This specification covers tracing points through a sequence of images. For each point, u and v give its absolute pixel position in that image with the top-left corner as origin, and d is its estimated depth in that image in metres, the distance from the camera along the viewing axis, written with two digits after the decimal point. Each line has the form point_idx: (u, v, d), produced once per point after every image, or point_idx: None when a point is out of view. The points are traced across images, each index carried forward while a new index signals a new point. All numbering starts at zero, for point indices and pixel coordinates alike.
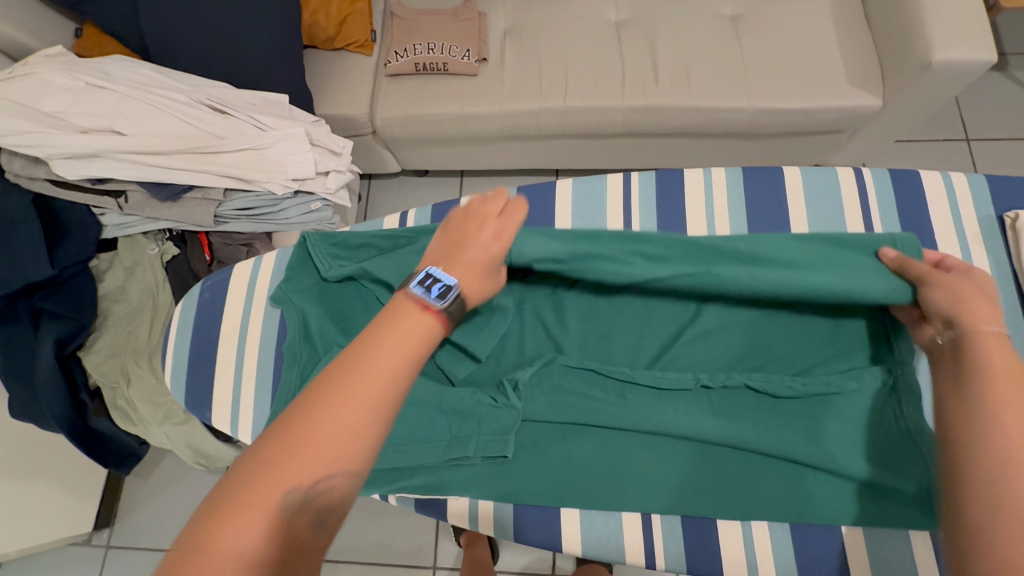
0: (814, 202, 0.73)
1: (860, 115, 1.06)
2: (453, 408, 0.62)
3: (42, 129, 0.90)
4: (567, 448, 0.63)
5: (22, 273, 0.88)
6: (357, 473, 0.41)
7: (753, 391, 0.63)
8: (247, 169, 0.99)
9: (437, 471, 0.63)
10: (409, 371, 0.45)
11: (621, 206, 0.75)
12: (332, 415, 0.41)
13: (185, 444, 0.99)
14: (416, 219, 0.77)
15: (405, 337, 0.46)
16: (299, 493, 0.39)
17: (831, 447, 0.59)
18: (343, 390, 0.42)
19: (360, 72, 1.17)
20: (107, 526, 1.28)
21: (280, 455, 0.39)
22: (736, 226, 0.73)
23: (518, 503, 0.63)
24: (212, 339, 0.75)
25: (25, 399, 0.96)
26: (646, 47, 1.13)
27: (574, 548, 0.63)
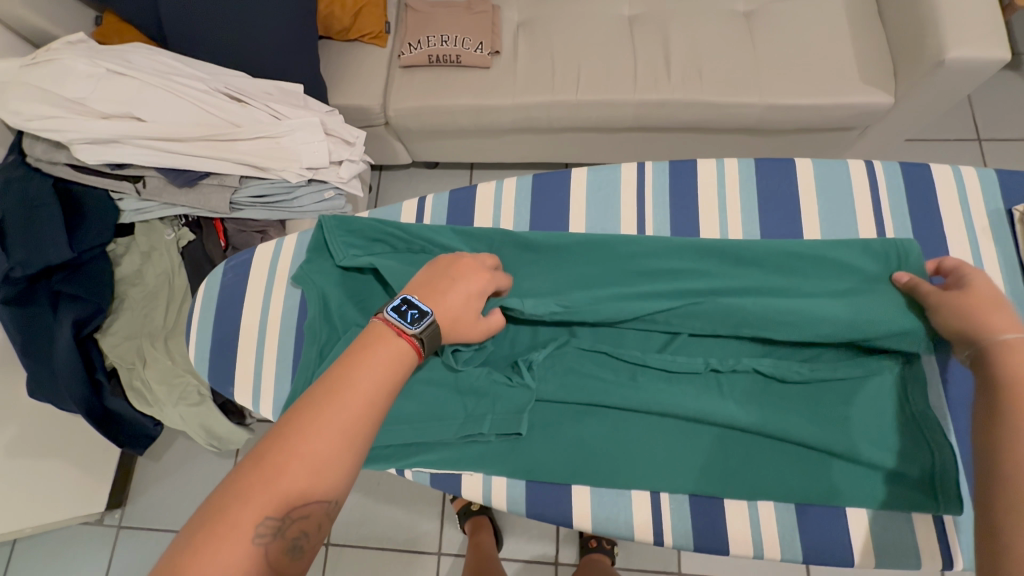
0: (825, 195, 0.74)
1: (871, 112, 1.06)
2: (469, 388, 0.63)
3: (64, 114, 0.93)
4: (579, 428, 0.64)
5: (43, 257, 0.90)
6: (334, 500, 0.43)
7: (762, 375, 0.64)
8: (263, 156, 1.01)
9: (450, 447, 0.64)
10: (384, 400, 0.47)
11: (634, 197, 0.76)
12: (307, 450, 0.43)
13: (199, 426, 1.02)
14: (432, 205, 0.79)
15: (381, 363, 0.49)
16: (275, 526, 0.41)
17: (836, 432, 0.60)
18: (319, 423, 0.44)
19: (374, 64, 1.18)
20: (119, 505, 1.31)
21: (255, 491, 0.41)
22: (749, 217, 0.73)
23: (530, 480, 0.65)
24: (229, 321, 0.77)
25: (44, 379, 0.98)
26: (658, 42, 1.14)
27: (584, 523, 0.64)
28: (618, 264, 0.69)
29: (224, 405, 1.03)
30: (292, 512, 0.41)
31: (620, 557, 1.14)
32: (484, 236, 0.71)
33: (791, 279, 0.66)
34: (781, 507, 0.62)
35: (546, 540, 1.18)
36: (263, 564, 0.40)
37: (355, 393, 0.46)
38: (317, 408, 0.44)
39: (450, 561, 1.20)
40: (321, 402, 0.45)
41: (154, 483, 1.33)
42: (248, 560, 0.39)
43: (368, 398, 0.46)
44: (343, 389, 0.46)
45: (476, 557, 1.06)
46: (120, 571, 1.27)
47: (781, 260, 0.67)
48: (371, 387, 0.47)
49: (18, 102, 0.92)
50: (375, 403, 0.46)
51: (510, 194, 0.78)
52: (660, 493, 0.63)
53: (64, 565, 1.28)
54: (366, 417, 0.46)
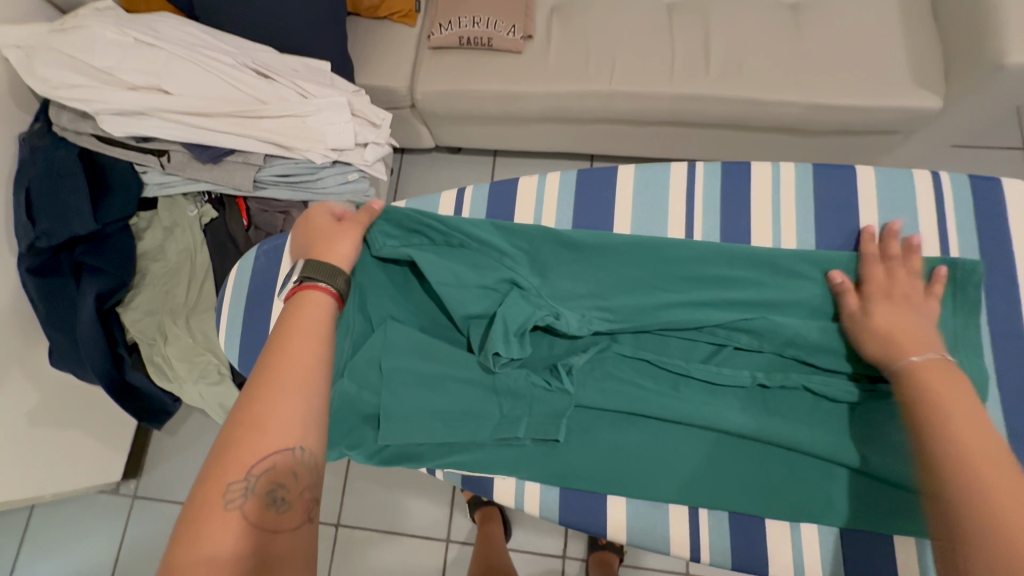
0: (886, 205, 0.70)
1: (918, 116, 1.02)
2: (506, 389, 0.63)
3: (92, 84, 0.91)
4: (617, 436, 0.64)
5: (68, 228, 0.90)
6: (295, 446, 0.46)
7: (811, 393, 0.63)
8: (288, 135, 0.99)
9: (485, 449, 0.64)
10: (317, 354, 0.51)
11: (684, 199, 0.73)
12: (254, 413, 0.46)
13: (217, 406, 1.00)
14: (471, 197, 0.77)
15: (304, 325, 0.53)
16: (245, 485, 0.44)
17: (890, 458, 0.58)
18: (259, 388, 0.47)
19: (403, 44, 1.15)
20: (135, 476, 1.33)
21: (219, 462, 0.44)
22: (804, 226, 0.71)
23: (565, 486, 0.64)
24: (253, 305, 0.76)
25: (66, 349, 0.99)
26: (698, 34, 1.09)
27: (619, 534, 0.64)
28: (663, 268, 0.67)
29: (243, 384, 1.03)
30: (255, 470, 0.44)
31: (629, 555, 1.14)
32: (526, 232, 0.67)
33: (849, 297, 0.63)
34: (825, 531, 0.61)
35: (554, 534, 1.18)
36: (247, 521, 0.42)
37: (288, 354, 0.50)
38: (255, 379, 0.48)
39: (457, 549, 1.20)
40: (260, 374, 0.49)
41: (168, 456, 1.35)
42: (232, 522, 0.42)
43: (303, 354, 0.51)
44: (278, 355, 0.50)
45: (486, 548, 1.06)
46: (134, 539, 1.29)
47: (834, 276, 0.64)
48: (305, 344, 0.51)
49: (45, 69, 0.90)
50: (307, 356, 0.51)
51: (553, 187, 0.76)
52: (700, 510, 0.63)
53: (81, 530, 1.31)
54: (300, 368, 0.49)
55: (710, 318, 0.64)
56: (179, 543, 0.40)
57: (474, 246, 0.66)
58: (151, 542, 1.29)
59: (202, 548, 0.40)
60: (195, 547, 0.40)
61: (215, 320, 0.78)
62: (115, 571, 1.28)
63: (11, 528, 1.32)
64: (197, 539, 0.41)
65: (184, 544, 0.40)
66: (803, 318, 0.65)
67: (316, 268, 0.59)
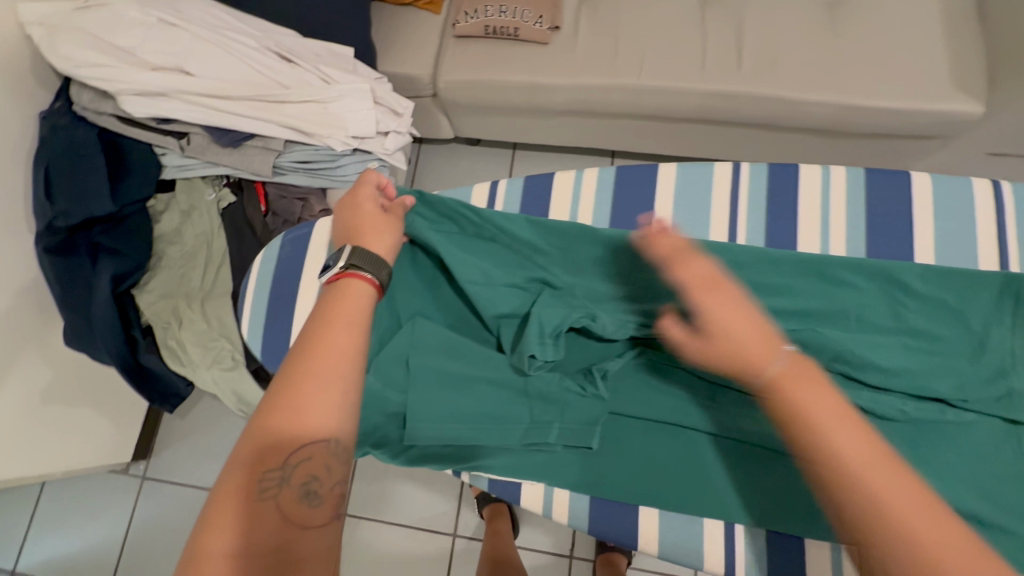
0: (942, 214, 0.68)
1: (957, 121, 0.99)
2: (537, 392, 0.62)
3: (114, 63, 0.90)
4: (649, 444, 0.64)
5: (86, 208, 0.89)
6: (329, 440, 0.44)
7: (860, 410, 0.60)
8: (309, 121, 0.97)
9: (516, 454, 0.63)
10: (357, 346, 0.48)
11: (727, 204, 0.71)
12: (289, 404, 0.44)
13: (230, 391, 0.99)
14: (504, 190, 0.75)
15: (345, 314, 0.50)
16: (280, 475, 0.43)
17: (936, 478, 0.57)
18: (295, 378, 0.45)
19: (427, 31, 1.13)
20: (144, 457, 1.33)
21: (253, 450, 0.43)
22: (854, 235, 0.68)
23: (596, 494, 0.63)
24: (275, 292, 0.75)
25: (80, 328, 0.98)
26: (732, 29, 1.06)
27: (651, 547, 0.62)
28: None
29: (256, 372, 1.00)
30: (290, 460, 0.44)
31: (637, 558, 1.13)
32: (561, 230, 0.64)
33: (897, 309, 0.61)
34: None
35: (562, 533, 1.17)
36: (281, 512, 0.43)
37: (327, 344, 0.47)
38: (291, 366, 0.46)
39: (464, 543, 1.20)
40: (297, 361, 0.46)
41: (178, 439, 1.35)
42: (264, 511, 0.42)
43: (342, 344, 0.48)
44: (317, 343, 0.47)
45: (494, 544, 1.05)
46: (142, 521, 1.30)
47: (882, 288, 0.61)
48: (344, 335, 0.48)
49: (67, 47, 0.89)
50: (346, 347, 0.48)
51: (590, 185, 0.74)
52: (734, 527, 0.62)
53: (89, 508, 1.31)
54: (339, 361, 0.47)
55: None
56: (213, 527, 0.41)
57: (507, 241, 0.64)
58: (159, 524, 1.29)
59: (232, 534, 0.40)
60: (226, 532, 0.40)
61: (239, 305, 0.77)
62: (123, 550, 1.28)
63: (22, 504, 1.33)
64: (231, 524, 0.41)
65: (215, 528, 0.40)
66: (852, 332, 0.61)
67: (361, 255, 0.56)
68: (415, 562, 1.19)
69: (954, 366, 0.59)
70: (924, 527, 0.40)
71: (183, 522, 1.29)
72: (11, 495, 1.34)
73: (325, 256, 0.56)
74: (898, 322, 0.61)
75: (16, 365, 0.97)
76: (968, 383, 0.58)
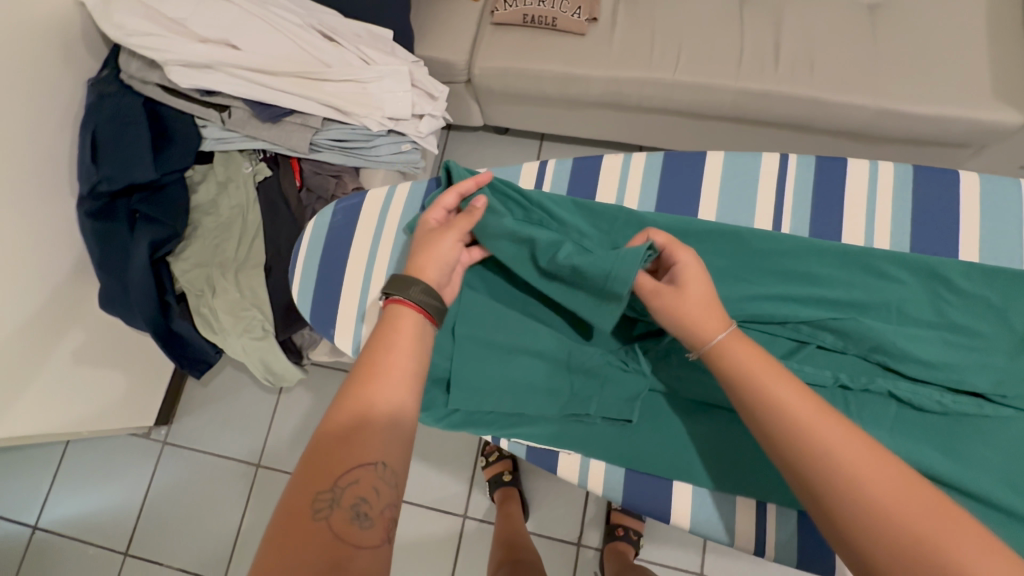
0: (985, 218, 0.67)
1: (995, 130, 0.98)
2: (580, 366, 0.65)
3: (163, 33, 0.92)
4: (686, 424, 0.64)
5: (128, 174, 0.92)
6: (377, 461, 0.45)
7: (897, 400, 0.60)
8: (347, 100, 0.99)
9: (556, 424, 0.66)
10: (407, 373, 0.51)
11: (773, 197, 0.71)
12: (343, 426, 0.46)
13: (259, 360, 1.03)
14: (554, 170, 0.76)
15: (400, 343, 0.52)
16: (332, 496, 0.43)
17: (977, 473, 0.56)
18: (349, 402, 0.48)
19: (465, 17, 1.14)
20: (165, 423, 1.37)
21: (309, 472, 0.44)
22: (898, 233, 0.68)
23: (631, 469, 0.65)
24: (322, 261, 0.77)
25: (115, 293, 1.01)
26: (770, 28, 1.06)
27: (682, 521, 0.64)
28: (750, 261, 0.66)
29: (284, 342, 1.04)
30: (340, 481, 0.44)
31: (644, 549, 1.14)
32: (607, 214, 0.69)
33: (939, 305, 0.62)
34: None
35: (571, 521, 1.19)
36: (333, 534, 0.41)
37: (383, 372, 0.50)
38: (346, 396, 0.49)
39: (474, 525, 1.22)
40: (352, 389, 0.49)
41: (199, 407, 1.38)
42: (315, 533, 0.41)
43: (392, 370, 0.50)
44: (370, 370, 0.50)
45: (506, 526, 1.07)
46: (161, 484, 1.33)
47: (925, 282, 0.62)
48: (398, 360, 0.51)
49: (120, 15, 0.91)
50: (396, 372, 0.50)
51: (637, 171, 0.75)
52: (767, 505, 0.63)
53: (110, 469, 1.35)
54: (390, 386, 0.49)
55: (799, 314, 0.62)
56: (267, 552, 0.40)
57: (556, 222, 0.68)
58: (177, 489, 1.33)
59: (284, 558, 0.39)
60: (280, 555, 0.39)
61: (289, 269, 0.79)
62: (140, 512, 1.32)
63: (46, 461, 1.37)
64: (283, 549, 0.39)
65: (270, 553, 0.39)
66: (893, 324, 0.62)
67: (395, 281, 0.56)
68: (425, 541, 1.21)
69: (998, 363, 0.59)
70: (879, 488, 0.39)
71: (200, 488, 1.32)
72: (35, 452, 1.38)
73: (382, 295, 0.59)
74: (939, 318, 0.61)
75: (53, 323, 1.00)
76: (1009, 378, 0.58)
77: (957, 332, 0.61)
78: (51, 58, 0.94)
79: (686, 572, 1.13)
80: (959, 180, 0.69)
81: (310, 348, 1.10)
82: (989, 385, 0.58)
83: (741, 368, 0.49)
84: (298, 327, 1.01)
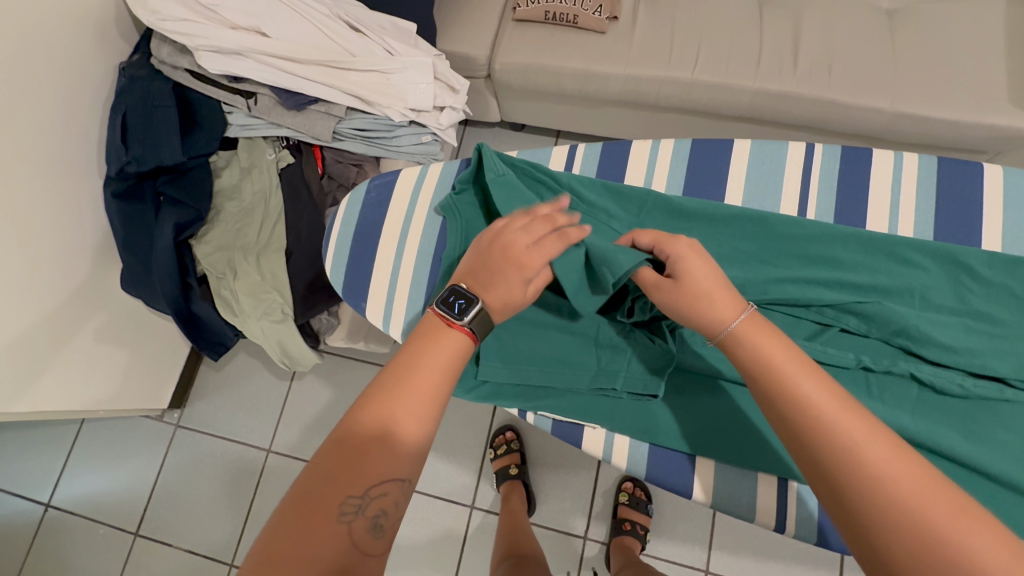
0: (1009, 214, 0.68)
1: (1011, 136, 0.98)
2: (608, 342, 0.66)
3: (196, 18, 0.94)
4: (711, 401, 0.65)
5: (157, 156, 0.94)
6: (407, 478, 0.45)
7: (918, 383, 0.61)
8: (371, 91, 1.01)
9: (581, 400, 0.67)
10: (446, 391, 0.49)
11: (797, 192, 0.72)
12: (384, 430, 0.45)
13: (277, 342, 1.04)
14: (583, 154, 0.78)
15: (440, 358, 0.50)
16: (358, 503, 0.42)
17: (997, 455, 0.57)
18: (380, 406, 0.46)
19: (488, 12, 1.15)
20: (178, 407, 1.39)
21: (343, 468, 0.43)
22: (921, 223, 0.69)
23: (654, 446, 0.66)
24: (348, 244, 0.79)
25: (138, 272, 1.03)
26: (789, 30, 1.07)
27: (704, 498, 0.65)
28: (775, 243, 0.67)
29: (304, 326, 1.06)
30: (370, 491, 0.43)
31: (650, 544, 1.15)
32: (635, 197, 0.70)
33: (961, 293, 0.63)
34: None
35: (578, 513, 1.20)
36: (351, 541, 0.41)
37: (426, 381, 0.48)
38: (383, 397, 0.46)
39: (481, 516, 1.22)
40: (397, 386, 0.47)
41: (212, 391, 1.40)
42: (338, 537, 0.40)
43: (436, 382, 0.49)
44: (409, 381, 0.48)
45: (510, 522, 1.07)
46: (172, 467, 1.35)
47: (948, 269, 0.63)
48: (441, 373, 0.49)
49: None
50: (439, 386, 0.49)
51: (665, 160, 0.76)
52: (788, 483, 0.64)
53: (122, 451, 1.37)
54: (431, 398, 0.48)
55: (823, 297, 0.63)
56: (287, 545, 0.39)
57: (584, 206, 0.70)
58: (188, 472, 1.34)
59: (304, 556, 0.38)
60: (301, 554, 0.38)
61: (321, 247, 0.81)
62: (150, 494, 1.33)
63: (60, 440, 1.39)
64: (298, 547, 0.39)
65: (289, 546, 0.38)
66: (916, 309, 0.62)
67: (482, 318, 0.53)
68: (432, 530, 1.22)
69: (1020, 350, 0.59)
70: (905, 488, 0.38)
71: (211, 471, 1.33)
72: (49, 431, 1.40)
73: (454, 294, 0.52)
74: (961, 305, 0.62)
75: (78, 299, 1.02)
76: None
77: (981, 319, 0.61)
78: (85, 40, 0.96)
79: (692, 567, 1.13)
80: (982, 178, 0.70)
81: (327, 333, 1.12)
82: (1012, 370, 0.59)
83: (765, 361, 0.47)
84: (316, 310, 1.03)
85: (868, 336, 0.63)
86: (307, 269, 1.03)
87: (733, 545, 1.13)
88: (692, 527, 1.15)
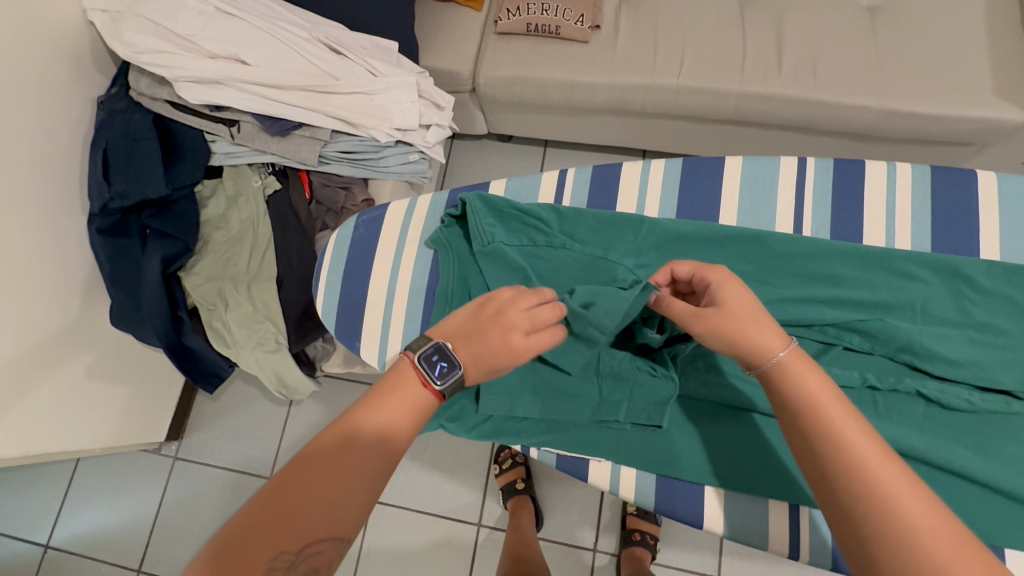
0: (1002, 217, 0.68)
1: (996, 129, 0.99)
2: (610, 371, 0.65)
3: (174, 49, 0.93)
4: (716, 428, 0.65)
5: (141, 189, 0.92)
6: (348, 534, 0.42)
7: (925, 400, 0.60)
8: (356, 112, 0.99)
9: (585, 430, 0.67)
10: (400, 444, 0.47)
11: (789, 203, 0.72)
12: (327, 475, 0.42)
13: (272, 372, 1.03)
14: (573, 177, 0.77)
15: (398, 404, 0.48)
16: (291, 560, 0.39)
17: (1004, 467, 0.57)
18: (330, 453, 0.44)
19: (469, 27, 1.15)
20: (176, 439, 1.37)
21: (276, 521, 0.40)
22: (916, 229, 0.69)
23: (662, 474, 0.65)
24: (340, 278, 0.78)
25: (128, 308, 1.01)
26: (772, 32, 1.07)
27: (714, 525, 0.64)
28: (772, 264, 0.66)
29: (299, 354, 1.05)
30: (304, 547, 0.40)
31: (660, 553, 1.14)
32: (628, 224, 0.70)
33: (964, 308, 0.62)
34: None
35: (586, 526, 1.18)
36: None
37: (375, 427, 0.46)
38: (326, 442, 0.45)
39: (488, 534, 1.21)
40: (342, 431, 0.45)
41: (209, 421, 1.38)
42: None
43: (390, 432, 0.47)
44: (361, 428, 0.46)
45: (516, 538, 1.06)
46: (172, 499, 1.33)
47: (947, 281, 0.63)
48: (394, 420, 0.47)
49: (128, 33, 0.92)
50: (391, 436, 0.46)
51: (656, 175, 0.76)
52: (799, 506, 0.63)
53: (120, 486, 1.35)
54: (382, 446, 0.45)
55: (824, 317, 0.63)
56: None
57: (578, 238, 0.69)
58: (188, 504, 1.32)
59: None
60: None
61: (313, 279, 0.80)
62: (150, 528, 1.31)
63: (58, 477, 1.37)
64: None
65: None
66: (918, 324, 0.62)
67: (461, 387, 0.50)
68: (440, 551, 1.20)
69: None
70: (916, 516, 0.38)
71: (212, 502, 1.31)
72: (46, 469, 1.37)
73: (433, 349, 0.50)
74: (963, 316, 0.62)
75: (68, 338, 1.00)
76: None
77: (984, 331, 0.61)
78: (61, 75, 0.95)
79: None
80: (973, 181, 0.70)
81: (323, 360, 1.10)
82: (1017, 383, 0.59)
83: (810, 391, 0.46)
84: (310, 337, 1.01)
85: (872, 352, 0.62)
86: (300, 299, 1.01)
87: (743, 551, 1.12)
88: (701, 534, 1.15)
